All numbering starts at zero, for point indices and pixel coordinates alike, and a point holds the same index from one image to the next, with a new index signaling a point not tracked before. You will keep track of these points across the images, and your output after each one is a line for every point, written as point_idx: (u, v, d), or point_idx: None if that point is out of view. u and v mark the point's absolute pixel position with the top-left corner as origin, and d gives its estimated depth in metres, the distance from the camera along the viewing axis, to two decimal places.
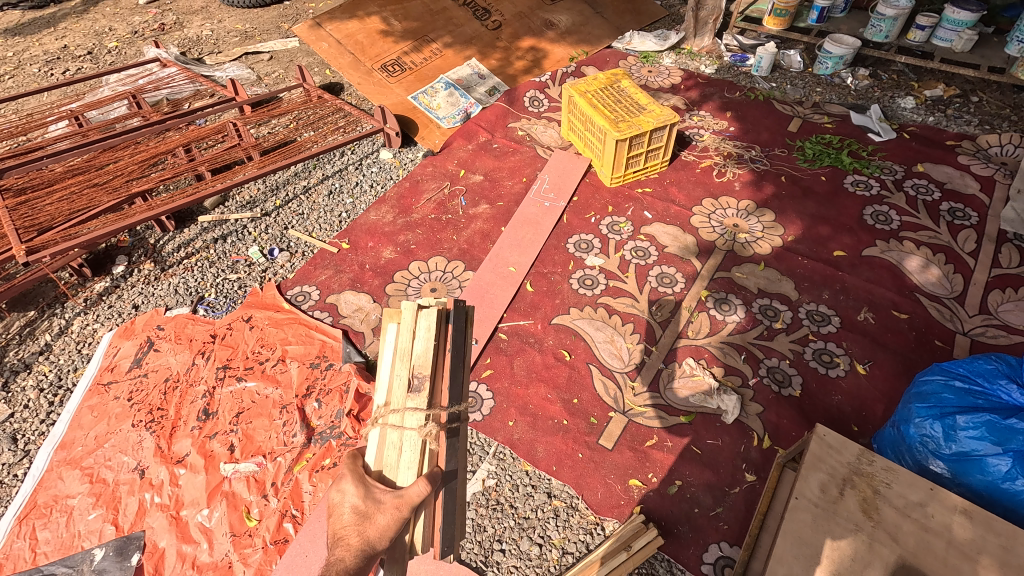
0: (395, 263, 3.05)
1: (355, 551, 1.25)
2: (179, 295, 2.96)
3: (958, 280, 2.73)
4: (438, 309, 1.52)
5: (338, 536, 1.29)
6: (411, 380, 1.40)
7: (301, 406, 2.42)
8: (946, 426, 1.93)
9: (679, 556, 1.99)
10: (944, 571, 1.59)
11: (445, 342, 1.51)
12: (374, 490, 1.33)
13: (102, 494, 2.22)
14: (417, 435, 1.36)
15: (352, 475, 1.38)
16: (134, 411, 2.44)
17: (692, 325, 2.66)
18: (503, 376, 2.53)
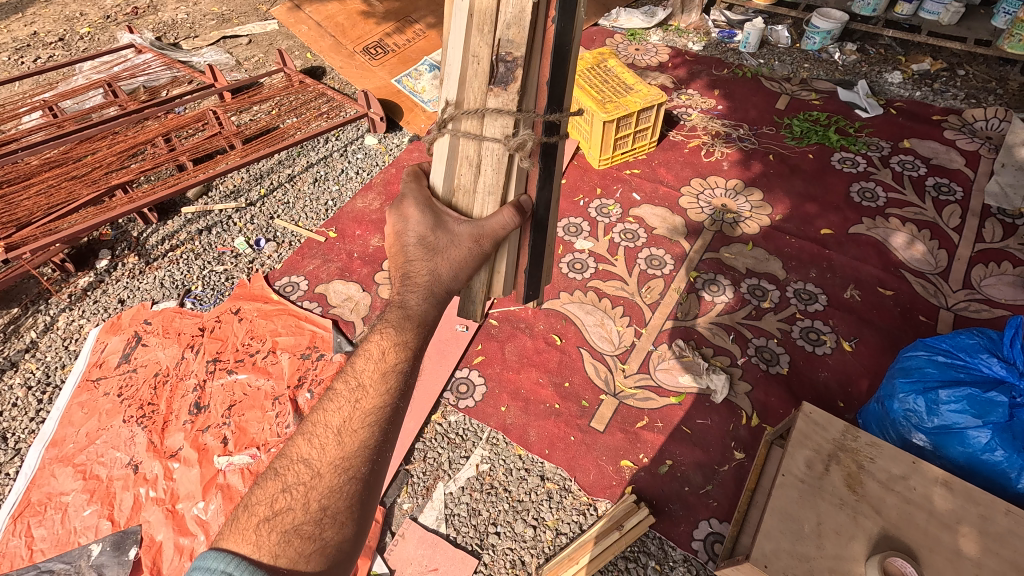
0: (384, 250, 3.02)
1: (427, 295, 1.27)
2: (166, 288, 2.92)
3: (943, 255, 2.76)
4: None
5: (406, 270, 1.28)
6: (496, 67, 1.14)
7: (293, 397, 2.42)
8: (928, 400, 1.96)
9: (671, 533, 2.04)
10: (925, 541, 1.64)
11: (548, 5, 1.14)
12: (443, 220, 1.28)
13: (97, 490, 2.22)
14: (500, 149, 1.22)
15: (416, 200, 1.31)
16: (125, 406, 2.43)
17: (682, 307, 2.67)
18: (494, 362, 2.54)
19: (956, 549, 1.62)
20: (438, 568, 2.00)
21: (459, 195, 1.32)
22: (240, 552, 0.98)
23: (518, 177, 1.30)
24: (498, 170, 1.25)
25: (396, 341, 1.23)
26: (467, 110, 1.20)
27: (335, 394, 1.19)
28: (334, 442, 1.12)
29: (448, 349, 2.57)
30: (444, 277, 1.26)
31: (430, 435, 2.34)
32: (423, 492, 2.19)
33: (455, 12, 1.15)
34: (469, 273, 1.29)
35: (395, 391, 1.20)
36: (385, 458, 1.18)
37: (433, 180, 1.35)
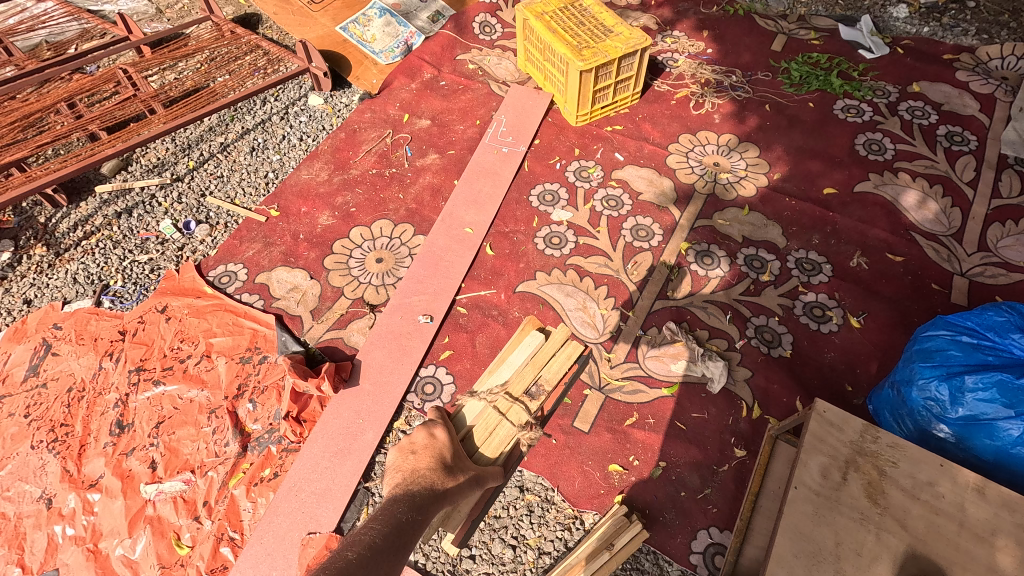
0: (334, 230, 2.64)
1: (428, 484, 1.48)
2: (79, 285, 2.51)
3: (956, 214, 2.49)
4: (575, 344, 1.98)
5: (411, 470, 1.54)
6: (532, 387, 1.87)
7: (232, 409, 2.09)
8: (952, 388, 1.73)
9: (666, 546, 1.82)
10: (956, 558, 1.43)
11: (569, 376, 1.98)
12: (455, 466, 1.56)
13: (3, 531, 1.90)
14: (513, 430, 1.77)
15: (445, 425, 1.71)
16: (33, 429, 2.08)
17: (673, 284, 2.38)
18: (464, 356, 2.24)
19: (991, 565, 1.42)
20: None
21: (471, 441, 1.75)
22: None
23: (507, 457, 1.78)
24: (503, 454, 1.74)
25: (397, 501, 1.40)
26: (507, 394, 1.84)
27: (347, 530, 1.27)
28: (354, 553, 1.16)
29: (410, 344, 2.25)
30: (449, 490, 1.48)
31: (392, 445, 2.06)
32: None
33: (518, 350, 1.97)
34: (463, 492, 1.55)
35: (400, 524, 1.30)
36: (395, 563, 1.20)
37: (458, 427, 1.80)
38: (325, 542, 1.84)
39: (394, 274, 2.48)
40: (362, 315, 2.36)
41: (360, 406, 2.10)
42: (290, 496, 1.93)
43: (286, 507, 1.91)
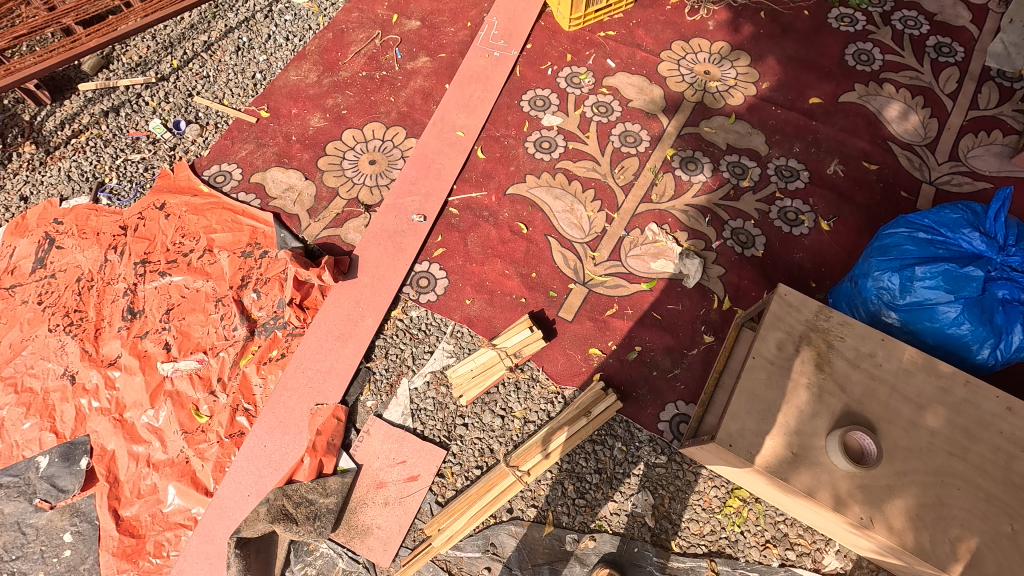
0: (326, 132, 2.65)
1: None
2: (75, 183, 2.55)
3: (933, 125, 2.57)
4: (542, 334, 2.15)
5: None
6: (512, 359, 2.11)
7: (238, 298, 2.23)
8: (904, 278, 1.82)
9: (637, 417, 2.06)
10: (885, 414, 1.62)
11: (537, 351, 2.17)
12: None
13: (33, 403, 2.09)
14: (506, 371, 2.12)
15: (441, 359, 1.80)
16: (48, 315, 2.21)
17: (657, 188, 2.47)
18: (456, 254, 2.36)
19: (914, 420, 1.61)
20: (406, 461, 2.04)
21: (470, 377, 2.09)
22: None
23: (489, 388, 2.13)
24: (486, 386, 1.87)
25: None
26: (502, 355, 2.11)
27: None
28: None
29: (404, 242, 2.37)
30: None
31: (391, 331, 2.25)
32: (387, 388, 2.16)
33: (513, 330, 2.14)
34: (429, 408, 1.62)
35: None
36: None
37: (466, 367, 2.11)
38: (331, 411, 2.09)
39: (387, 176, 2.53)
40: (358, 215, 2.45)
41: (359, 295, 2.27)
42: (297, 373, 2.15)
43: (293, 383, 2.14)
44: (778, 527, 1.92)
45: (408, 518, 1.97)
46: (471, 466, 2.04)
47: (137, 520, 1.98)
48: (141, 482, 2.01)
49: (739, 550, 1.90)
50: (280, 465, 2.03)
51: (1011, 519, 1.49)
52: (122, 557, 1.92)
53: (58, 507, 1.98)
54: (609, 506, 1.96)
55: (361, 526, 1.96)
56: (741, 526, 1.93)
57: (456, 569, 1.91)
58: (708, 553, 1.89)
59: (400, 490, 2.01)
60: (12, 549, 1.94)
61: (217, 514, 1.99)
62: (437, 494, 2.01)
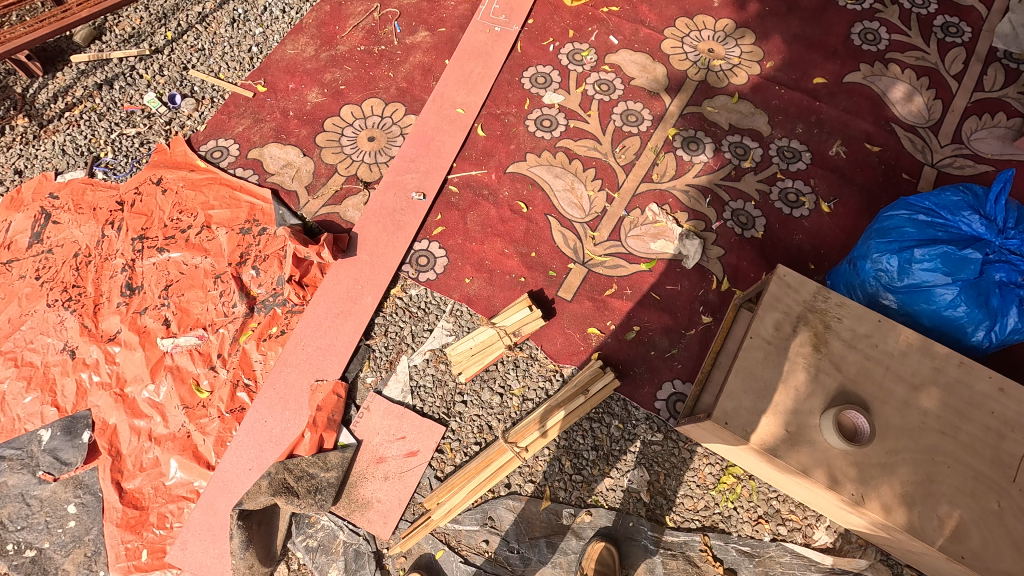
0: (324, 107, 2.61)
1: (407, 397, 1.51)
2: (70, 157, 2.52)
3: (937, 107, 2.54)
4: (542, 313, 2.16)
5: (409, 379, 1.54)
6: (511, 338, 2.13)
7: (236, 274, 2.23)
8: (902, 260, 1.80)
9: (634, 395, 2.09)
10: (878, 394, 1.63)
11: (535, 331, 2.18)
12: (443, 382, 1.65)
13: (33, 377, 2.10)
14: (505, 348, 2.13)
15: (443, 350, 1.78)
16: (46, 290, 2.20)
17: (658, 168, 2.45)
18: (455, 233, 2.35)
19: (907, 400, 1.62)
20: (406, 436, 2.07)
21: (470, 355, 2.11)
22: None
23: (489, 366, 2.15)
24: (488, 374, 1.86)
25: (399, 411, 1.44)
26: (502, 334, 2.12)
27: None
28: None
29: (404, 220, 2.36)
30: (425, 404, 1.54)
31: (390, 309, 2.25)
32: (386, 365, 2.18)
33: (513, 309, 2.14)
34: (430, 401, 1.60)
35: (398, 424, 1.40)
36: None
37: (464, 346, 2.13)
38: (332, 387, 2.11)
39: (386, 153, 2.51)
40: (356, 192, 2.43)
41: (358, 273, 2.27)
42: (297, 350, 2.16)
43: (293, 359, 2.15)
44: (771, 503, 1.96)
45: (407, 492, 2.01)
46: (470, 442, 2.07)
47: (140, 492, 2.01)
48: (143, 455, 2.04)
49: (732, 525, 1.94)
50: (281, 440, 2.06)
51: (998, 496, 1.51)
52: (126, 528, 1.96)
53: (61, 479, 2.01)
54: (606, 482, 2.00)
55: (361, 500, 2.00)
56: (734, 501, 1.97)
57: (455, 541, 1.96)
58: (701, 528, 1.94)
59: (400, 464, 2.04)
60: (17, 520, 1.97)
61: (219, 487, 2.03)
62: (437, 469, 2.05)
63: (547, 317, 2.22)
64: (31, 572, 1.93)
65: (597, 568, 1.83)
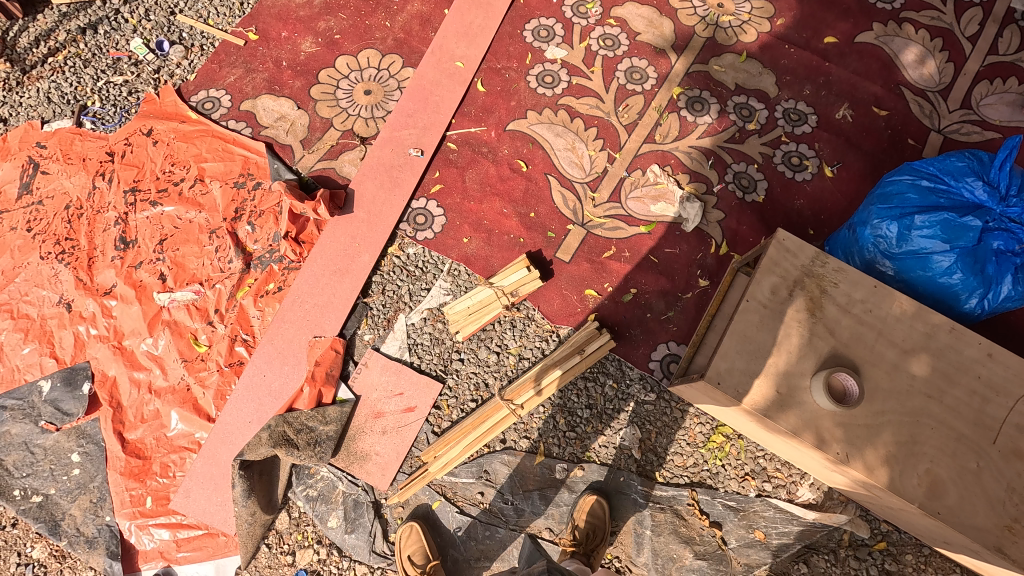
0: (318, 59, 2.51)
1: None
2: (56, 105, 2.44)
3: (949, 71, 2.45)
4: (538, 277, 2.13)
5: None
6: (507, 299, 2.12)
7: (232, 230, 2.20)
8: (901, 226, 1.79)
9: (629, 356, 2.12)
10: (869, 357, 1.66)
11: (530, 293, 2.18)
12: None
13: (31, 329, 2.11)
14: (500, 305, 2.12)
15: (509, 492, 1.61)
16: (39, 242, 2.18)
17: (661, 129, 2.38)
18: (454, 191, 2.32)
19: (897, 363, 1.64)
20: (403, 392, 2.11)
21: (464, 314, 2.12)
22: None
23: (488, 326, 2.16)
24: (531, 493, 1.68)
25: None
26: (497, 293, 2.12)
27: None
28: None
29: (401, 177, 2.32)
30: None
31: (388, 268, 2.25)
32: (384, 323, 2.19)
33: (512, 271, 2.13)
34: None
35: None
36: None
37: (458, 304, 2.14)
38: (330, 343, 2.13)
39: (383, 107, 2.44)
40: (353, 147, 2.38)
41: (355, 230, 2.25)
42: (294, 307, 2.17)
43: (291, 316, 2.16)
44: (758, 461, 2.02)
45: (405, 446, 2.07)
46: (467, 399, 2.11)
47: (143, 443, 2.06)
48: (144, 407, 2.07)
49: (719, 481, 2.01)
50: (281, 394, 2.09)
51: (977, 456, 1.56)
52: (130, 476, 2.02)
53: (64, 429, 2.04)
54: (599, 439, 2.05)
55: (360, 453, 2.06)
56: (723, 459, 2.03)
57: (451, 492, 2.04)
58: (689, 483, 2.01)
59: (398, 419, 2.09)
60: (22, 467, 2.02)
61: (220, 439, 2.07)
62: (434, 424, 2.09)
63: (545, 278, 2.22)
64: (39, 517, 1.98)
65: (589, 520, 1.92)
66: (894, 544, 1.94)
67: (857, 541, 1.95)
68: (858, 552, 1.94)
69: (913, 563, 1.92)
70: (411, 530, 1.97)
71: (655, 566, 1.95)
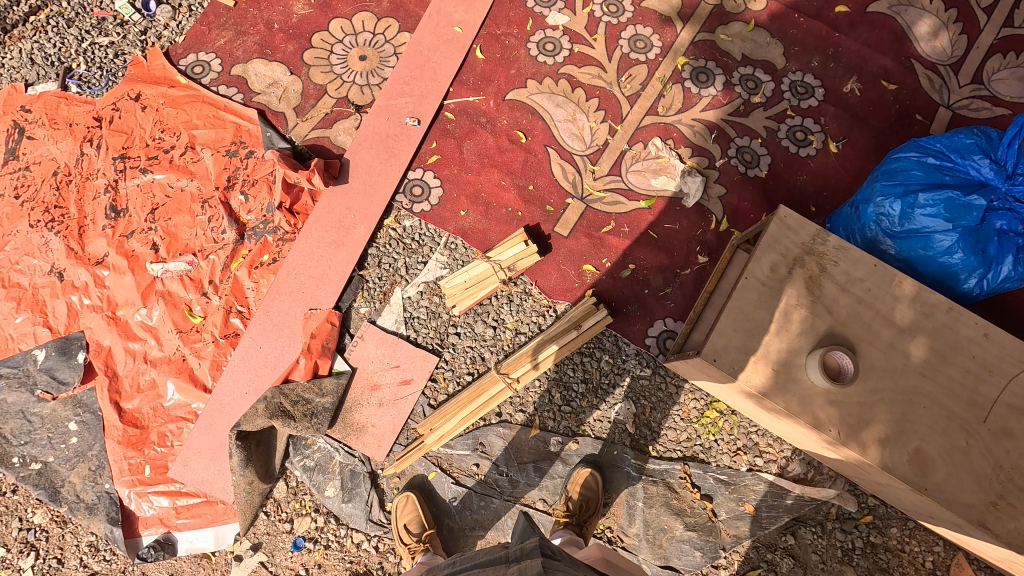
0: (311, 21, 2.41)
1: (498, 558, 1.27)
2: (40, 67, 2.35)
3: (962, 44, 2.30)
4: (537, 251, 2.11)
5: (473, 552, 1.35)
6: (505, 272, 2.10)
7: (224, 200, 2.16)
8: (905, 204, 1.75)
9: (626, 332, 2.12)
10: (866, 336, 1.65)
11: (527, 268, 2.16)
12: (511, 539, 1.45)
13: (22, 298, 2.09)
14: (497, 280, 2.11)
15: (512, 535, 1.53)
16: (27, 210, 2.14)
17: (664, 100, 2.31)
18: (451, 163, 2.27)
19: (893, 343, 1.64)
20: (399, 365, 2.11)
21: (461, 289, 2.11)
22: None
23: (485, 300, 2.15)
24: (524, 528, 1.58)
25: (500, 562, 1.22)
26: (495, 268, 2.10)
27: None
28: None
29: (397, 147, 2.27)
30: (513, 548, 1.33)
31: (383, 240, 2.22)
32: (380, 296, 2.18)
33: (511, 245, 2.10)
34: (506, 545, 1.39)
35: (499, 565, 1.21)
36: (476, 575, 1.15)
37: (455, 279, 2.12)
38: (325, 316, 2.12)
39: (379, 74, 2.36)
40: (348, 115, 2.32)
41: (350, 201, 2.21)
42: (289, 279, 2.15)
43: (286, 288, 2.14)
44: (750, 436, 2.04)
45: (401, 418, 2.08)
46: (463, 372, 2.12)
47: (140, 413, 2.06)
48: (140, 377, 2.07)
49: (712, 455, 2.04)
50: (277, 365, 2.09)
51: (966, 435, 1.58)
52: (128, 445, 2.04)
53: (60, 397, 2.05)
54: (594, 413, 2.07)
55: (357, 424, 2.08)
56: (716, 434, 2.05)
57: (448, 464, 2.08)
58: (682, 457, 2.04)
59: (394, 392, 2.10)
60: (20, 435, 2.03)
61: (216, 409, 2.08)
62: (430, 397, 2.11)
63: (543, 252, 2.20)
64: (38, 483, 2.01)
65: (583, 492, 1.95)
66: (880, 517, 1.98)
67: (844, 514, 1.99)
68: (844, 525, 1.98)
69: (898, 535, 1.97)
70: (407, 500, 2.00)
71: (646, 536, 2.00)
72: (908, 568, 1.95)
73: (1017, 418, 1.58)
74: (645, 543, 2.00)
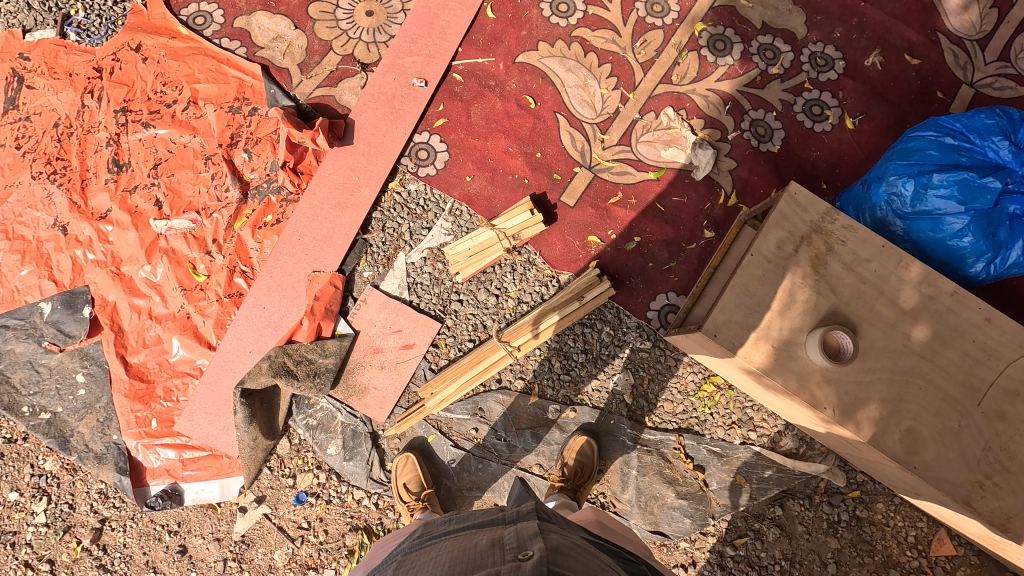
0: None
1: (489, 526, 1.29)
2: (37, 13, 2.28)
3: (992, 17, 2.19)
4: (542, 221, 2.10)
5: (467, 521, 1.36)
6: (510, 241, 2.09)
7: (228, 157, 2.13)
8: (917, 185, 1.72)
9: (628, 304, 2.12)
10: (868, 317, 1.65)
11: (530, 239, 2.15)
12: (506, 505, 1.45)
13: (27, 250, 2.09)
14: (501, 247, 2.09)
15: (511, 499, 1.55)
16: (29, 161, 2.12)
17: (679, 68, 2.24)
18: (458, 127, 2.23)
19: (894, 324, 1.64)
20: (401, 329, 2.13)
21: (464, 256, 2.10)
22: (525, 563, 1.02)
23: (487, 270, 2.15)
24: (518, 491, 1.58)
25: (493, 532, 1.23)
26: (501, 236, 2.08)
27: (455, 557, 1.16)
28: (456, 560, 1.13)
29: (403, 109, 2.22)
30: (507, 514, 1.34)
31: (388, 205, 2.20)
32: (383, 261, 2.18)
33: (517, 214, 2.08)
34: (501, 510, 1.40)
35: (492, 535, 1.21)
36: (469, 554, 1.16)
37: (459, 246, 2.10)
38: (328, 279, 2.12)
39: (386, 31, 2.28)
40: (353, 74, 2.26)
41: (355, 163, 2.19)
42: (292, 240, 2.14)
43: (290, 249, 2.14)
44: (745, 411, 2.07)
45: (403, 381, 2.12)
46: (465, 338, 2.14)
47: (145, 367, 2.10)
48: (145, 332, 2.09)
49: (706, 428, 2.07)
50: (280, 326, 2.11)
51: (959, 416, 1.60)
52: (135, 398, 2.08)
53: (67, 350, 2.08)
54: (593, 383, 2.10)
55: (358, 386, 2.12)
56: (711, 408, 2.08)
57: (447, 427, 2.12)
58: (677, 429, 2.07)
59: (396, 355, 2.12)
60: (28, 385, 2.07)
61: (220, 366, 2.11)
62: (431, 362, 2.14)
63: (549, 222, 2.18)
64: (48, 432, 2.06)
65: (579, 459, 2.00)
66: (868, 493, 2.03)
67: (832, 488, 2.04)
68: (831, 499, 2.03)
69: (883, 510, 2.02)
70: (406, 460, 2.05)
71: (638, 502, 2.06)
72: (891, 541, 2.01)
73: (1011, 402, 1.59)
74: (637, 509, 2.06)
